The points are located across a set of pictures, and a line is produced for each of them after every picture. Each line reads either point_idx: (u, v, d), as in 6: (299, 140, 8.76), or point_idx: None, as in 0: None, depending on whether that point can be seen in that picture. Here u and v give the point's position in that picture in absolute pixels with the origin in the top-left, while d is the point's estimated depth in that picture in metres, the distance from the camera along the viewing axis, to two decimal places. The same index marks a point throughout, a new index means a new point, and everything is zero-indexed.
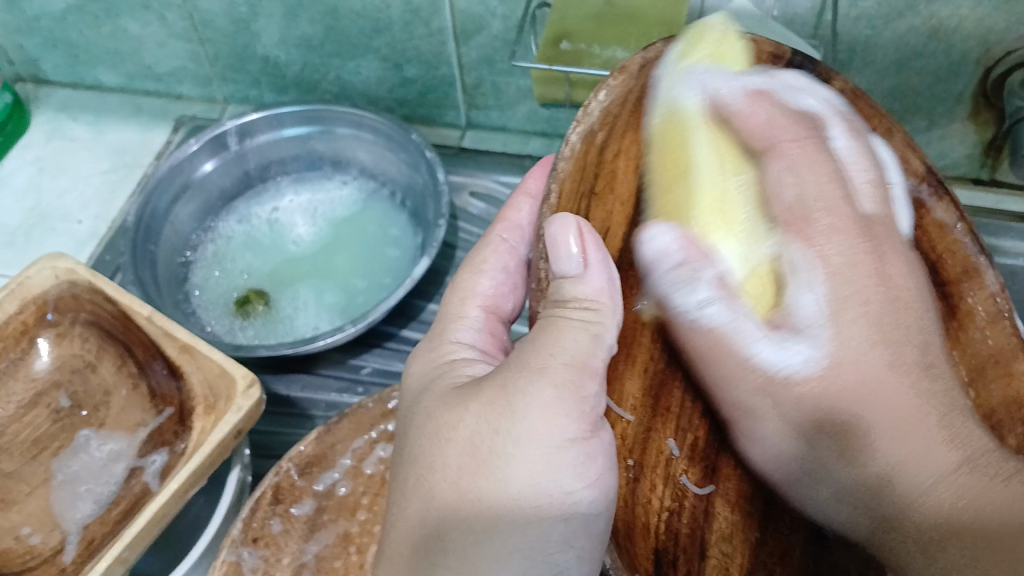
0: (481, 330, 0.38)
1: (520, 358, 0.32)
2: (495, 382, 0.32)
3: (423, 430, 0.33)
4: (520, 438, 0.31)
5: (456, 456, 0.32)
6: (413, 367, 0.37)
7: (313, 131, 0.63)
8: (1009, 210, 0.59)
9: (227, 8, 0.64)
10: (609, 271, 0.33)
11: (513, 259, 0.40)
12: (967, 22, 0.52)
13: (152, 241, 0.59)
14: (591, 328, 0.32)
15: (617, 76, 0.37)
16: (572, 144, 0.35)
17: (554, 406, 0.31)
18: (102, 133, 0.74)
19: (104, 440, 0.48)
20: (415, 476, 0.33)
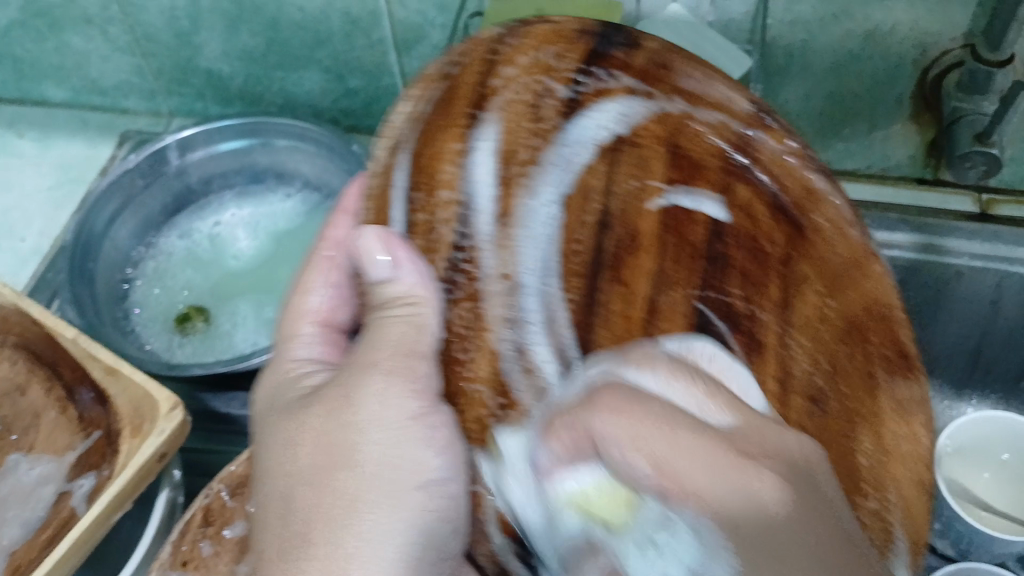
0: (320, 345, 0.40)
1: (357, 357, 0.36)
2: (335, 384, 0.36)
3: (274, 439, 0.36)
4: (366, 423, 0.34)
5: (310, 454, 0.34)
6: (260, 389, 0.40)
7: (254, 143, 0.62)
8: (954, 210, 0.55)
9: (168, 21, 0.63)
10: (417, 270, 0.34)
11: (339, 274, 0.40)
12: (901, 26, 0.51)
13: (91, 258, 0.58)
14: (413, 320, 0.34)
15: (416, 87, 0.37)
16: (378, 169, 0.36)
17: (392, 387, 0.34)
18: (48, 149, 0.74)
19: (33, 463, 0.48)
20: (273, 483, 0.34)
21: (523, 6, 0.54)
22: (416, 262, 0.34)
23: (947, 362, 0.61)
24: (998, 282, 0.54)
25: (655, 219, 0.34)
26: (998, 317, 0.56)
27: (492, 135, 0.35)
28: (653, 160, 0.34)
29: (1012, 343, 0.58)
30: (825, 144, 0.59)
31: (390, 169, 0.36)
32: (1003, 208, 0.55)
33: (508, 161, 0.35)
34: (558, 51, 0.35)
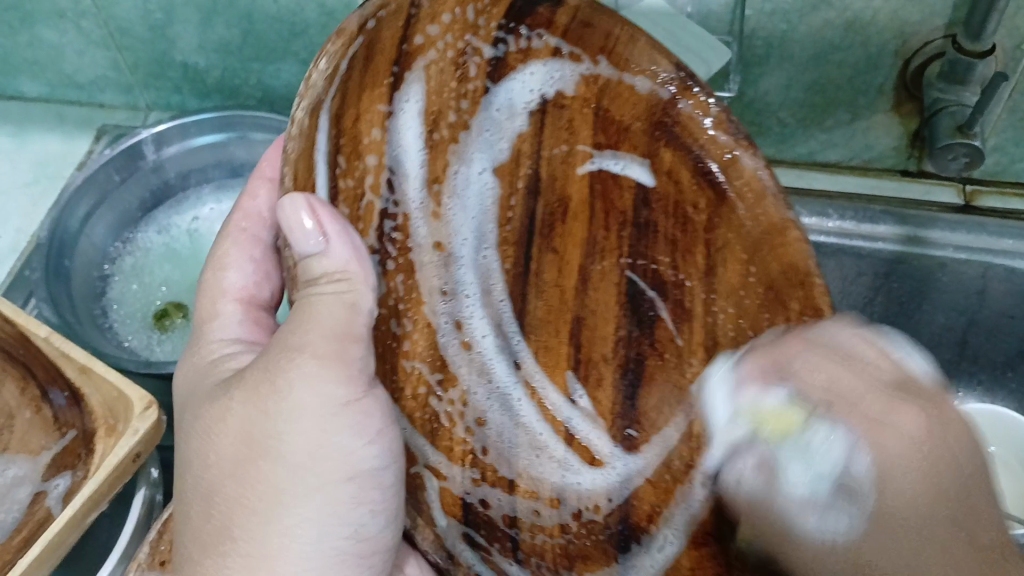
0: (243, 322, 0.41)
1: (280, 338, 0.36)
2: (257, 369, 0.35)
3: (195, 427, 0.36)
4: (290, 413, 0.34)
5: (231, 447, 0.35)
6: (182, 371, 0.40)
7: (231, 137, 0.62)
8: (936, 201, 0.57)
9: (142, 14, 0.63)
10: (348, 239, 0.36)
11: (257, 249, 0.42)
12: (881, 15, 0.50)
13: (67, 255, 0.57)
14: (346, 298, 0.36)
15: (336, 42, 0.34)
16: (299, 123, 0.34)
17: (321, 373, 0.35)
18: (24, 144, 0.73)
19: (8, 463, 0.47)
20: (195, 476, 0.35)
21: None
22: (346, 232, 0.36)
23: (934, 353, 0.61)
24: (983, 273, 0.54)
25: (581, 184, 0.40)
26: (983, 306, 0.56)
27: (416, 105, 0.38)
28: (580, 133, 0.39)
29: (998, 332, 0.58)
30: (807, 134, 0.59)
31: (313, 131, 0.35)
32: (985, 199, 0.57)
33: (435, 126, 0.39)
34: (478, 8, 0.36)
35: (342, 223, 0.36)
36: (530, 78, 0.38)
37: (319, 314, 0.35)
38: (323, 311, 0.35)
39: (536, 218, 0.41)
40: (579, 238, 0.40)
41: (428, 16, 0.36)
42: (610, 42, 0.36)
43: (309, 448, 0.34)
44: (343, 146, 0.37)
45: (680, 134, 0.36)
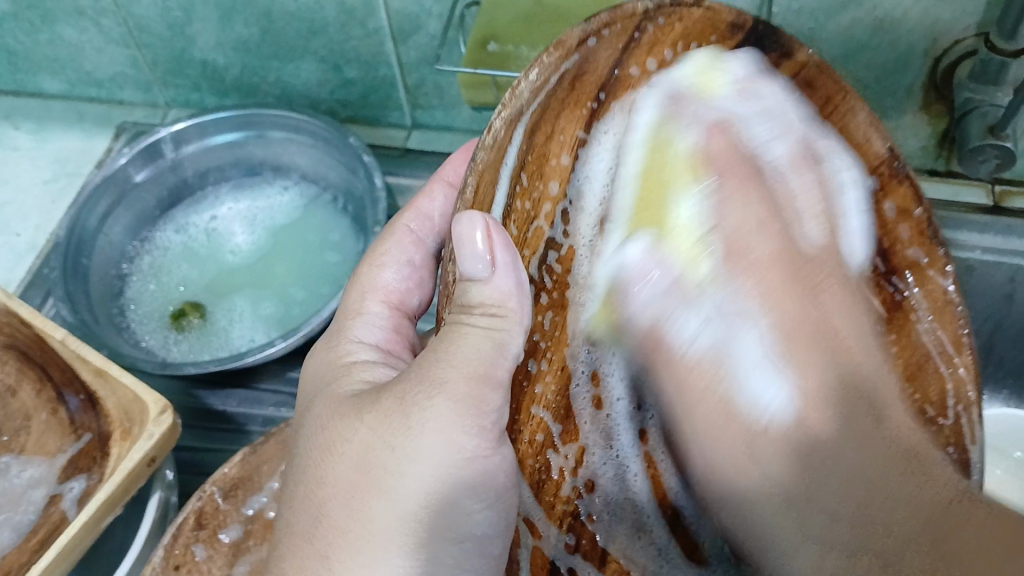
0: (384, 329, 0.40)
1: (423, 366, 0.32)
2: (394, 395, 0.32)
3: (316, 441, 0.33)
4: (416, 454, 0.31)
5: (346, 471, 0.31)
6: (313, 360, 0.39)
7: (248, 136, 0.61)
8: (964, 202, 0.55)
9: (161, 13, 0.62)
10: (512, 269, 0.32)
11: (418, 253, 0.43)
12: (911, 14, 0.49)
13: (84, 254, 0.57)
14: (493, 335, 0.32)
15: (554, 53, 0.31)
16: (494, 132, 0.31)
17: (455, 420, 0.31)
18: (44, 142, 0.73)
19: (24, 466, 0.47)
20: (302, 490, 0.32)
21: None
22: (512, 265, 0.32)
23: None
24: (1010, 277, 0.53)
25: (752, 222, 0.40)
26: (1009, 311, 0.55)
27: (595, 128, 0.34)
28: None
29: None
30: None
31: (504, 143, 0.32)
32: (1017, 200, 0.55)
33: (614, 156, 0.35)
34: (696, 49, 0.34)
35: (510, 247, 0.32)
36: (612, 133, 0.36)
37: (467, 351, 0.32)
38: (472, 348, 0.32)
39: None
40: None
41: (646, 49, 0.34)
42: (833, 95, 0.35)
43: (423, 494, 0.31)
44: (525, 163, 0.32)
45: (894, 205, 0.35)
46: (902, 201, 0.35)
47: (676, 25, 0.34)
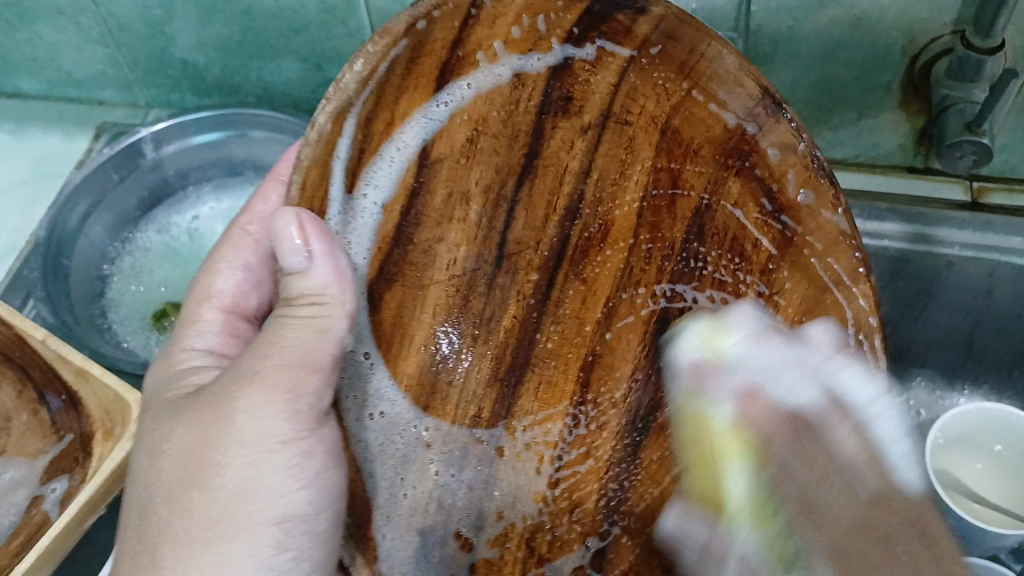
0: (219, 333, 0.43)
1: (240, 366, 0.38)
2: (214, 392, 0.38)
3: (149, 442, 0.38)
4: (237, 443, 0.37)
5: (176, 468, 0.37)
6: (152, 374, 0.42)
7: (230, 135, 0.61)
8: (944, 199, 0.56)
9: (140, 12, 0.62)
10: (335, 260, 0.37)
11: (254, 255, 0.45)
12: (890, 12, 0.49)
13: (65, 256, 0.57)
14: (314, 324, 0.37)
15: (379, 43, 0.37)
16: (318, 128, 0.37)
17: (273, 406, 0.37)
18: (23, 142, 0.73)
19: (3, 468, 0.46)
20: (140, 486, 0.37)
21: None
22: (332, 255, 0.37)
23: (938, 351, 0.60)
24: (989, 273, 0.54)
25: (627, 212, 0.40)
26: (989, 307, 0.56)
27: (489, 83, 0.40)
28: (571, 165, 0.40)
29: (1005, 334, 0.57)
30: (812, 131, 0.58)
31: (333, 138, 0.37)
32: (993, 197, 0.56)
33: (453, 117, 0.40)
34: (549, 19, 0.39)
35: (331, 243, 0.37)
36: (444, 103, 0.40)
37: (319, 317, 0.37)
38: (292, 339, 0.37)
39: (569, 245, 0.40)
40: (618, 266, 0.40)
41: (489, 27, 0.39)
42: (692, 61, 0.37)
43: (240, 480, 0.36)
44: (370, 146, 0.39)
45: (756, 167, 0.37)
46: (784, 140, 0.36)
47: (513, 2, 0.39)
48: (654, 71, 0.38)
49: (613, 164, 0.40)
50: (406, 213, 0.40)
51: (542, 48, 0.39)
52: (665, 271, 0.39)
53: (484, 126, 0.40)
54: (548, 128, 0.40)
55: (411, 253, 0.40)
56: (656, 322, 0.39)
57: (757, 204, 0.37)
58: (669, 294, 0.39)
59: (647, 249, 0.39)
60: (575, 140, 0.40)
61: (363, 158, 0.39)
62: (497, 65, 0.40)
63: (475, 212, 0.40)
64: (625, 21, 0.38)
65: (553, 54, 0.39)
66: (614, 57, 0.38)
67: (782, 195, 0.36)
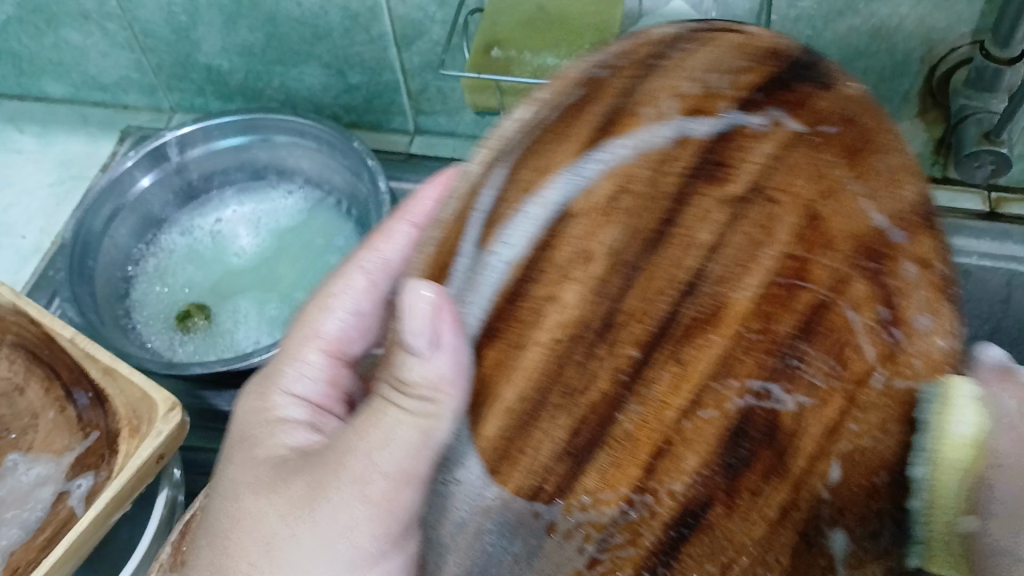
0: (319, 380, 0.39)
1: (348, 447, 0.32)
2: (311, 474, 0.33)
3: (227, 502, 0.34)
4: (314, 540, 0.32)
5: (248, 541, 0.32)
6: (243, 404, 0.39)
7: (253, 140, 0.62)
8: (962, 208, 0.56)
9: (167, 17, 0.63)
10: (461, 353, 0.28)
11: (368, 298, 0.39)
12: (908, 21, 0.50)
13: (91, 257, 0.58)
14: (419, 428, 0.29)
15: None
16: (500, 138, 0.29)
17: (364, 508, 0.31)
18: (49, 145, 0.74)
19: (31, 464, 0.47)
20: (208, 540, 0.34)
21: (519, 5, 0.54)
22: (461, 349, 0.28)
23: None
24: (1007, 282, 0.53)
25: (742, 303, 0.28)
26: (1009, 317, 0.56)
27: (651, 146, 0.29)
28: (697, 237, 0.29)
29: None
30: None
31: (473, 189, 0.29)
32: (1011, 207, 0.56)
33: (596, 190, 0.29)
34: (737, 78, 0.29)
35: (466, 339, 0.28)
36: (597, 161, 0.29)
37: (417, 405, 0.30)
38: (384, 428, 0.31)
39: (676, 324, 0.29)
40: (715, 355, 0.29)
41: (669, 76, 0.30)
42: (867, 143, 0.29)
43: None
44: None
45: (885, 274, 0.28)
46: (923, 255, 0.28)
47: (706, 54, 0.30)
48: (823, 151, 0.29)
49: (750, 231, 0.28)
50: (511, 300, 0.28)
51: (708, 112, 0.29)
52: (770, 364, 0.29)
53: (628, 186, 0.29)
54: (696, 191, 0.29)
55: (511, 314, 0.28)
56: (737, 422, 0.29)
57: (873, 309, 0.28)
58: (758, 391, 0.29)
59: (754, 340, 0.29)
60: (712, 210, 0.29)
61: (496, 212, 0.28)
62: (660, 125, 0.29)
63: (594, 278, 0.28)
64: (810, 103, 0.29)
65: (723, 117, 0.29)
66: (782, 126, 0.29)
67: (898, 307, 0.28)
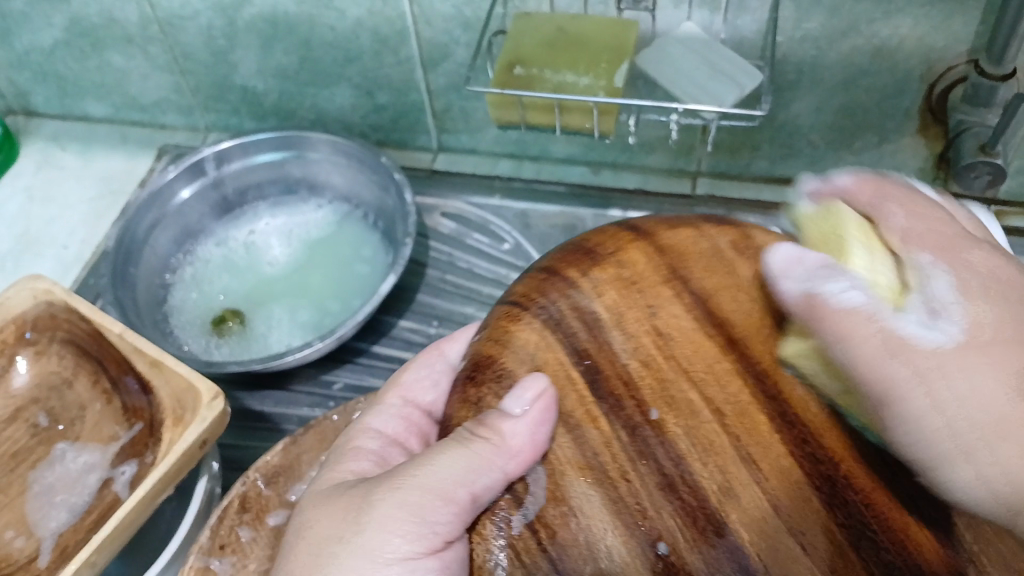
0: (450, 480, 0.36)
1: (425, 455, 0.38)
2: (390, 485, 0.38)
3: (303, 527, 0.40)
4: (365, 533, 0.37)
5: (317, 533, 0.39)
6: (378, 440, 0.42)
7: (287, 156, 0.66)
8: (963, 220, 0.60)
9: (206, 41, 0.67)
10: (540, 428, 0.37)
11: (532, 437, 0.37)
12: (907, 42, 0.52)
13: (132, 263, 0.62)
14: (475, 449, 0.36)
15: None
16: None
17: (408, 502, 0.37)
18: (90, 162, 0.78)
19: (79, 451, 0.50)
20: (295, 542, 0.39)
21: (543, 24, 0.57)
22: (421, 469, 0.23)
23: None
24: None
25: None
26: None
27: None
28: None
29: None
30: (837, 156, 0.61)
31: None
32: (1012, 219, 0.60)
33: None
34: None
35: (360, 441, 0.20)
36: None
37: (440, 464, 0.37)
38: (448, 453, 0.37)
39: None
40: None
41: None
42: None
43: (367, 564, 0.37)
44: None
45: None
46: None
47: None
48: None
49: None
50: None
51: None
52: None
53: None
54: None
55: None
56: None
57: None
58: None
59: None
60: None
61: None
62: None
63: None
64: None
65: None
66: None
67: None
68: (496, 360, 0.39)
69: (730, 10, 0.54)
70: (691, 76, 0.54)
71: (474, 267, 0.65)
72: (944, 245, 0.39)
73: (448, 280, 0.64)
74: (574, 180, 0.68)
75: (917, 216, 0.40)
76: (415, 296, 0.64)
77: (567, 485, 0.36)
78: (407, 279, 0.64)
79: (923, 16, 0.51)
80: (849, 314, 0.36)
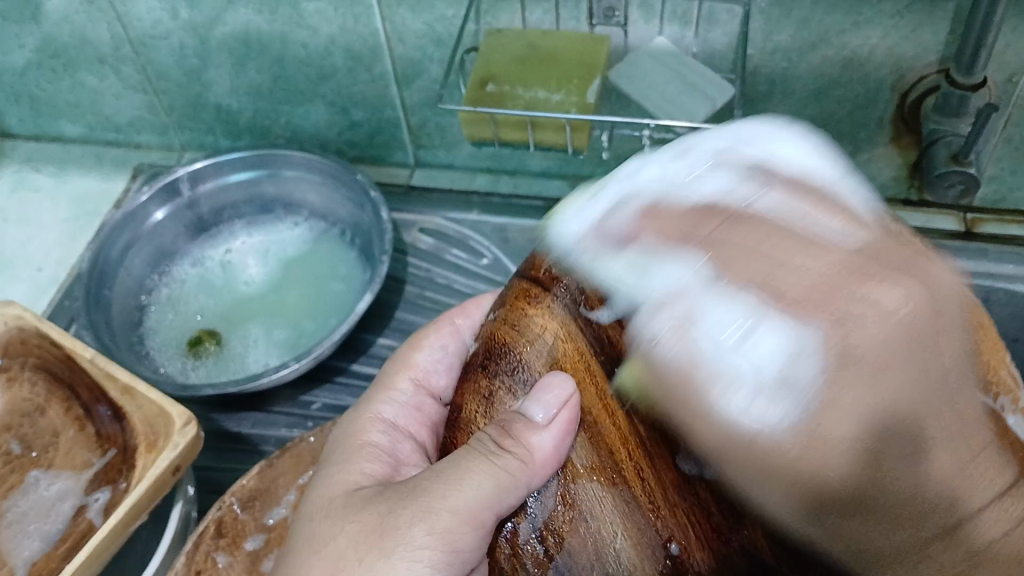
0: (480, 498, 0.34)
1: (450, 467, 0.35)
2: (419, 506, 0.35)
3: (313, 539, 0.37)
4: (393, 553, 0.35)
5: (337, 549, 0.36)
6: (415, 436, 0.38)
7: (262, 175, 0.66)
8: (938, 228, 0.60)
9: (179, 60, 0.66)
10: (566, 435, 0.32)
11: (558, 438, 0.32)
12: (878, 52, 0.52)
13: (107, 285, 0.61)
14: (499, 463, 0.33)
15: None
16: None
17: (437, 523, 0.35)
18: (64, 183, 0.77)
19: (53, 479, 0.50)
20: (305, 555, 0.37)
21: (515, 40, 0.57)
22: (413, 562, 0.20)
23: None
24: (984, 296, 0.57)
25: None
26: None
27: None
28: None
29: None
30: None
31: None
32: (988, 226, 0.60)
33: None
34: None
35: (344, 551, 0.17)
36: None
37: (466, 478, 0.34)
38: (471, 470, 0.34)
39: None
40: None
41: None
42: None
43: None
44: None
45: None
46: None
47: None
48: None
49: None
50: None
51: None
52: None
53: None
54: None
55: None
56: None
57: None
58: None
59: None
60: None
61: None
62: None
63: None
64: None
65: None
66: None
67: None
68: (511, 349, 0.33)
69: (701, 24, 0.54)
70: (662, 90, 0.55)
71: (453, 283, 0.64)
72: (838, 301, 0.29)
73: (427, 297, 0.64)
74: (551, 194, 0.68)
75: (731, 249, 0.30)
76: (393, 313, 0.63)
77: (577, 489, 0.32)
78: (385, 295, 0.64)
79: (893, 27, 0.51)
80: (678, 372, 0.30)
